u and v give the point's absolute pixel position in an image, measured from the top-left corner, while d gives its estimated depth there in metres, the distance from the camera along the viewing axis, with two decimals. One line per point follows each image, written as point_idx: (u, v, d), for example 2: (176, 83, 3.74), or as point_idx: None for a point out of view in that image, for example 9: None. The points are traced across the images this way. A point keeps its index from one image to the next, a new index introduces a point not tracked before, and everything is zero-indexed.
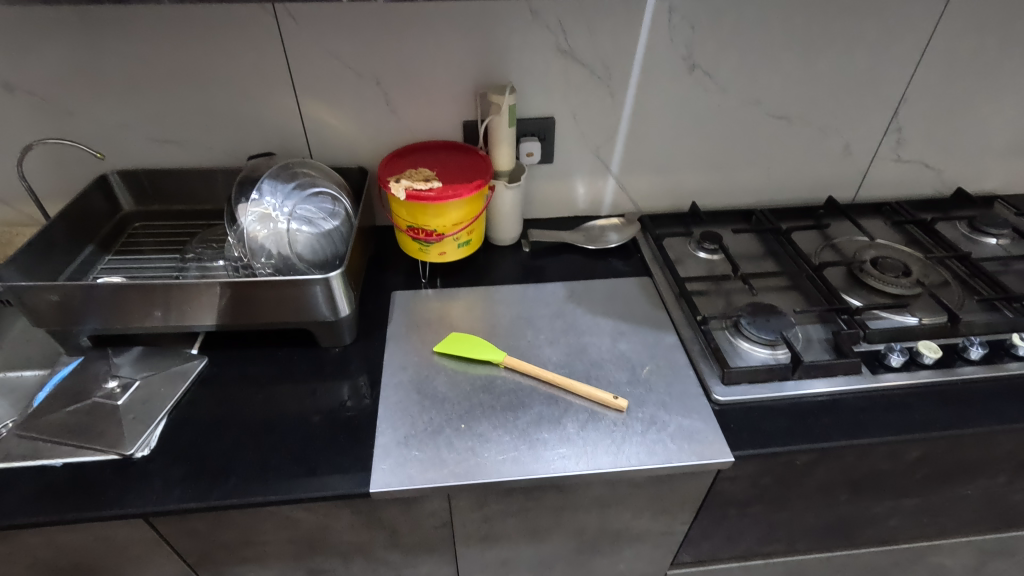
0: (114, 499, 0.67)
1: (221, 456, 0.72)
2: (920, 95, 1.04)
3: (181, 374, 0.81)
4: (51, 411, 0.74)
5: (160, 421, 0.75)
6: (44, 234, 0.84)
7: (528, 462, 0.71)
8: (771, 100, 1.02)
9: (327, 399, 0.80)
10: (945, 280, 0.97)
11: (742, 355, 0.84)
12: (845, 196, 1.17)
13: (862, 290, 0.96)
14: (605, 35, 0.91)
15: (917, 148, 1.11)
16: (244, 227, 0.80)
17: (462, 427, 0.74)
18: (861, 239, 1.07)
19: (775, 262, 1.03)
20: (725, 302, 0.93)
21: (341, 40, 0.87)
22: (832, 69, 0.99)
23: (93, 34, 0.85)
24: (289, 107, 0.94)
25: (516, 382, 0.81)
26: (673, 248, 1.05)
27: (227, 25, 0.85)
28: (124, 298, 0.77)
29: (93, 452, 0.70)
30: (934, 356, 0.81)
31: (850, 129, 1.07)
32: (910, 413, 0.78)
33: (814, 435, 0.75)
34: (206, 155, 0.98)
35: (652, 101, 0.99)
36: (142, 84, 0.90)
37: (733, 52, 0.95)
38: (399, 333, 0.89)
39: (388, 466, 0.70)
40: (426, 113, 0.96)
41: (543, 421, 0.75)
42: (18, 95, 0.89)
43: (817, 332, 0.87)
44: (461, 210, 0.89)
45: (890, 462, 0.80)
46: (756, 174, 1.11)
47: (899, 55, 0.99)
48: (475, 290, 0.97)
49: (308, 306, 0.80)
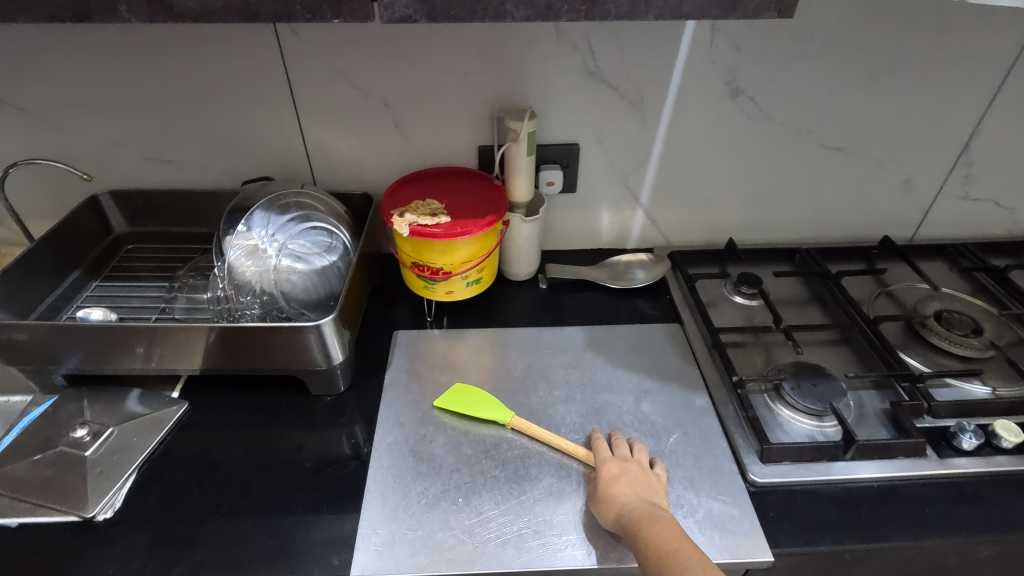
0: (67, 570, 0.60)
1: (189, 523, 0.64)
2: (997, 127, 0.92)
3: (158, 421, 0.74)
4: (13, 461, 0.68)
5: (130, 476, 0.68)
6: (24, 260, 0.79)
7: (533, 549, 0.61)
8: (823, 129, 0.91)
9: (312, 456, 0.72)
10: (1021, 340, 0.85)
11: (784, 426, 0.73)
12: (902, 235, 1.05)
13: (924, 349, 0.84)
14: (639, 56, 0.82)
15: (988, 185, 0.99)
16: (229, 261, 0.74)
17: (460, 502, 0.66)
18: (921, 287, 0.95)
19: (822, 311, 0.91)
20: (765, 358, 0.83)
21: (346, 57, 0.80)
22: (896, 97, 0.88)
23: (83, 47, 0.78)
24: (290, 128, 0.87)
25: (524, 446, 0.72)
26: (706, 290, 0.95)
27: (223, 40, 0.78)
28: (100, 337, 0.71)
29: (52, 512, 0.64)
30: (1014, 441, 0.69)
31: (912, 163, 0.95)
32: (984, 507, 0.66)
33: (870, 531, 0.64)
34: (202, 176, 0.91)
35: (689, 127, 0.89)
36: (134, 101, 0.83)
37: (783, 76, 0.85)
38: (398, 380, 0.81)
39: (374, 547, 0.62)
40: (438, 138, 0.88)
41: (553, 498, 0.66)
42: (6, 110, 0.84)
43: (871, 401, 0.76)
44: (471, 247, 0.80)
45: (959, 560, 0.68)
46: (803, 208, 1.00)
47: (975, 84, 0.87)
48: (485, 332, 0.89)
49: (297, 353, 0.72)
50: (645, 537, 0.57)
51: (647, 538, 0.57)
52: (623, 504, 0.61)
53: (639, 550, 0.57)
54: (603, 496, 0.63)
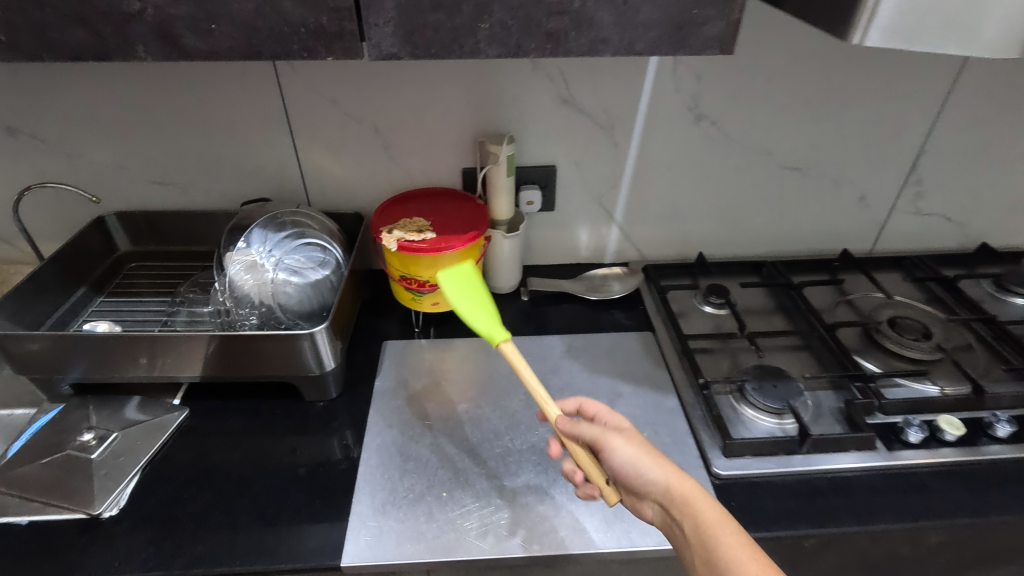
0: (74, 564, 0.64)
1: (191, 520, 0.69)
2: (940, 148, 1.00)
3: (160, 426, 0.78)
4: (23, 464, 0.72)
5: (133, 477, 0.72)
6: (34, 277, 0.83)
7: (511, 538, 0.66)
8: (782, 151, 0.98)
9: (307, 457, 0.77)
10: (969, 344, 0.92)
11: (747, 424, 0.78)
12: (862, 248, 1.12)
13: (879, 352, 0.90)
14: (608, 86, 0.89)
15: (938, 201, 1.06)
16: (229, 275, 0.79)
17: (444, 495, 0.71)
18: (878, 296, 1.01)
19: (786, 319, 0.98)
20: (731, 362, 0.89)
21: (339, 88, 0.86)
22: (846, 122, 0.95)
23: (95, 81, 0.85)
24: (287, 153, 0.93)
25: (505, 446, 0.77)
26: (677, 300, 1.01)
27: (225, 73, 0.85)
28: (107, 347, 0.76)
29: (61, 510, 0.68)
30: (956, 433, 0.75)
31: (866, 181, 1.03)
32: (929, 496, 0.72)
33: (822, 518, 0.69)
34: (203, 198, 0.97)
35: (658, 150, 0.96)
36: (141, 129, 0.90)
37: (741, 103, 0.92)
38: (387, 386, 0.86)
39: (364, 538, 0.66)
40: (424, 162, 0.95)
41: (531, 492, 0.71)
42: (20, 138, 0.90)
43: (828, 400, 0.82)
44: (455, 261, 0.86)
45: (911, 548, 0.73)
46: (767, 224, 1.07)
47: (917, 109, 0.95)
48: (470, 341, 0.94)
49: (292, 360, 0.77)
50: (715, 515, 0.56)
51: (718, 518, 0.56)
52: (681, 474, 0.60)
53: (710, 526, 0.56)
54: (653, 456, 0.61)
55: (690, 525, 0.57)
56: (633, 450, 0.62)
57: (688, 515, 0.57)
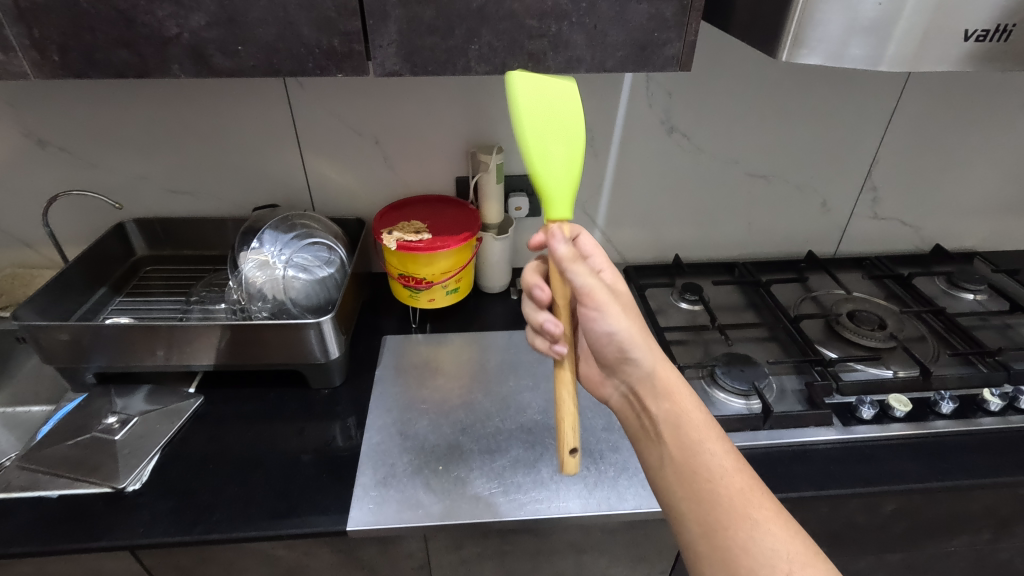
0: (101, 530, 0.70)
1: (208, 492, 0.75)
2: (891, 157, 1.09)
3: (177, 412, 0.85)
4: (52, 445, 0.78)
5: (153, 456, 0.79)
6: (61, 276, 0.90)
7: (502, 504, 0.73)
8: (747, 160, 1.07)
9: (314, 439, 0.83)
10: (921, 334, 1.00)
11: (717, 404, 0.86)
12: (826, 250, 1.21)
13: (839, 342, 0.99)
14: (588, 101, 0.98)
15: (893, 206, 1.16)
16: (244, 273, 0.87)
17: (440, 468, 0.77)
18: (839, 292, 1.10)
19: (755, 313, 1.06)
20: (703, 351, 0.97)
21: (344, 104, 0.95)
22: (804, 133, 1.05)
23: (121, 98, 0.93)
24: (295, 163, 1.01)
25: (495, 426, 0.84)
26: (655, 298, 1.09)
27: (239, 91, 0.93)
28: (130, 338, 0.83)
29: (89, 484, 0.74)
30: (904, 410, 0.83)
31: (826, 188, 1.12)
32: (880, 465, 0.79)
33: (784, 484, 0.76)
34: (215, 205, 1.05)
35: (634, 160, 1.06)
36: (161, 141, 0.98)
37: (708, 116, 1.02)
38: (387, 375, 0.93)
39: (368, 505, 0.73)
40: (421, 171, 1.03)
41: (519, 465, 0.78)
42: (50, 150, 0.98)
43: (791, 384, 0.90)
44: (450, 259, 0.94)
45: (867, 515, 0.80)
46: (738, 228, 1.16)
47: (868, 122, 1.05)
48: (464, 336, 1.02)
49: (300, 349, 0.84)
50: (700, 419, 0.62)
51: (703, 423, 0.61)
52: (665, 362, 0.64)
53: (695, 430, 0.61)
54: (638, 338, 0.63)
55: (674, 419, 0.62)
56: (625, 326, 0.62)
57: (675, 409, 0.62)
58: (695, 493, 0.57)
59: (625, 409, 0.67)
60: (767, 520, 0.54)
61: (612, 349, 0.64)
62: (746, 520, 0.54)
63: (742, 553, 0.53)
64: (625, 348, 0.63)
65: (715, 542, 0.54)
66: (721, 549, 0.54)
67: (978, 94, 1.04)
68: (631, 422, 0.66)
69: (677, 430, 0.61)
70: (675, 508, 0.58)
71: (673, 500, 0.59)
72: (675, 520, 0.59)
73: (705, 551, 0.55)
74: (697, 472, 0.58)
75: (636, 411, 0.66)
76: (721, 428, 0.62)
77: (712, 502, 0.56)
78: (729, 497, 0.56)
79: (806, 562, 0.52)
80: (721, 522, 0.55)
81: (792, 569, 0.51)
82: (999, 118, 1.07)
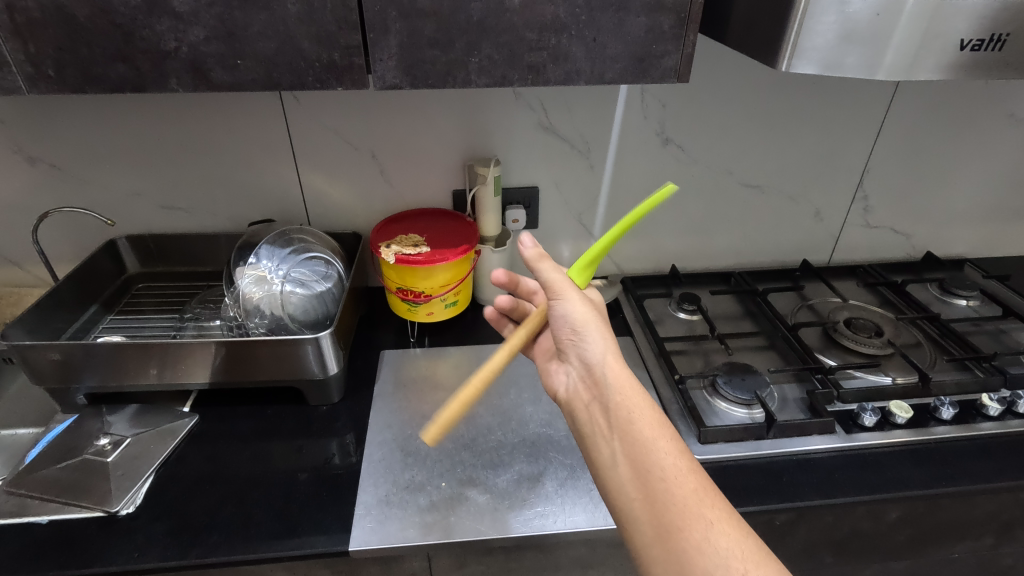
0: (94, 556, 0.68)
1: (204, 514, 0.73)
2: (881, 166, 1.11)
3: (172, 431, 0.83)
4: (41, 468, 0.76)
5: (147, 478, 0.77)
6: (51, 295, 0.88)
7: (506, 519, 0.72)
8: (742, 170, 1.09)
9: (312, 457, 0.81)
10: (917, 340, 1.01)
11: (720, 414, 0.86)
12: (820, 259, 1.22)
13: (837, 349, 0.99)
14: (584, 114, 0.99)
15: (885, 215, 1.17)
16: (240, 288, 0.85)
17: (442, 485, 0.76)
18: (835, 300, 1.11)
19: (753, 322, 1.06)
20: (704, 361, 0.96)
21: (340, 119, 0.95)
22: (796, 144, 1.07)
23: (114, 114, 0.92)
24: (290, 178, 1.01)
25: (497, 440, 0.83)
26: (654, 308, 1.09)
27: (234, 105, 0.93)
28: (122, 357, 0.81)
29: (80, 508, 0.72)
30: (905, 416, 0.84)
31: (819, 197, 1.13)
32: (884, 472, 0.79)
33: (789, 494, 0.76)
34: (210, 221, 1.04)
35: (630, 171, 1.06)
36: (154, 156, 0.97)
37: (702, 128, 1.03)
38: (386, 391, 0.92)
39: (369, 524, 0.71)
40: (418, 184, 1.03)
41: (524, 479, 0.77)
42: (40, 167, 0.96)
43: (791, 392, 0.90)
44: (448, 273, 0.93)
45: (872, 523, 0.80)
46: (733, 237, 1.17)
47: (858, 132, 1.06)
48: (462, 349, 1.01)
49: (298, 364, 0.83)
50: (652, 415, 0.60)
51: (654, 417, 0.60)
52: (617, 353, 0.62)
53: (648, 426, 0.59)
54: (595, 324, 0.63)
55: (625, 412, 0.60)
56: (579, 310, 0.62)
57: (625, 405, 0.60)
58: (648, 493, 0.56)
59: (575, 399, 0.66)
60: (719, 520, 0.53)
61: (567, 331, 0.64)
62: (699, 521, 0.53)
63: (696, 555, 0.52)
64: (577, 328, 0.63)
65: (670, 545, 0.53)
66: (676, 551, 0.53)
67: (964, 104, 1.06)
68: (580, 415, 0.65)
69: (629, 425, 0.59)
70: (628, 509, 0.57)
71: (625, 499, 0.57)
72: (627, 520, 0.57)
73: (658, 553, 0.54)
74: (650, 470, 0.57)
75: (585, 400, 0.64)
76: (673, 426, 0.60)
77: (665, 502, 0.55)
78: (682, 497, 0.55)
79: (759, 563, 0.51)
80: (674, 523, 0.53)
81: (746, 569, 0.50)
82: (985, 128, 1.09)
